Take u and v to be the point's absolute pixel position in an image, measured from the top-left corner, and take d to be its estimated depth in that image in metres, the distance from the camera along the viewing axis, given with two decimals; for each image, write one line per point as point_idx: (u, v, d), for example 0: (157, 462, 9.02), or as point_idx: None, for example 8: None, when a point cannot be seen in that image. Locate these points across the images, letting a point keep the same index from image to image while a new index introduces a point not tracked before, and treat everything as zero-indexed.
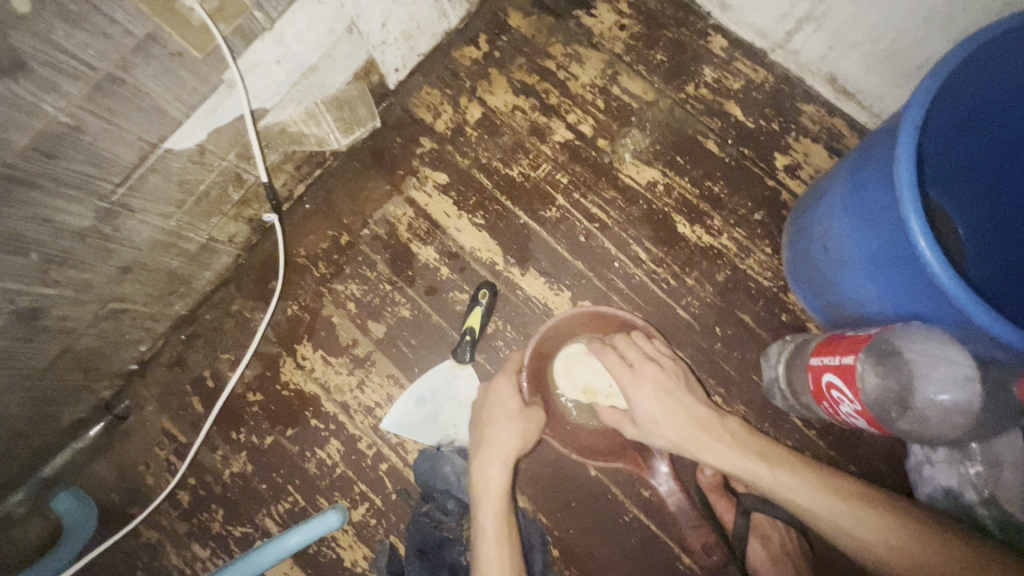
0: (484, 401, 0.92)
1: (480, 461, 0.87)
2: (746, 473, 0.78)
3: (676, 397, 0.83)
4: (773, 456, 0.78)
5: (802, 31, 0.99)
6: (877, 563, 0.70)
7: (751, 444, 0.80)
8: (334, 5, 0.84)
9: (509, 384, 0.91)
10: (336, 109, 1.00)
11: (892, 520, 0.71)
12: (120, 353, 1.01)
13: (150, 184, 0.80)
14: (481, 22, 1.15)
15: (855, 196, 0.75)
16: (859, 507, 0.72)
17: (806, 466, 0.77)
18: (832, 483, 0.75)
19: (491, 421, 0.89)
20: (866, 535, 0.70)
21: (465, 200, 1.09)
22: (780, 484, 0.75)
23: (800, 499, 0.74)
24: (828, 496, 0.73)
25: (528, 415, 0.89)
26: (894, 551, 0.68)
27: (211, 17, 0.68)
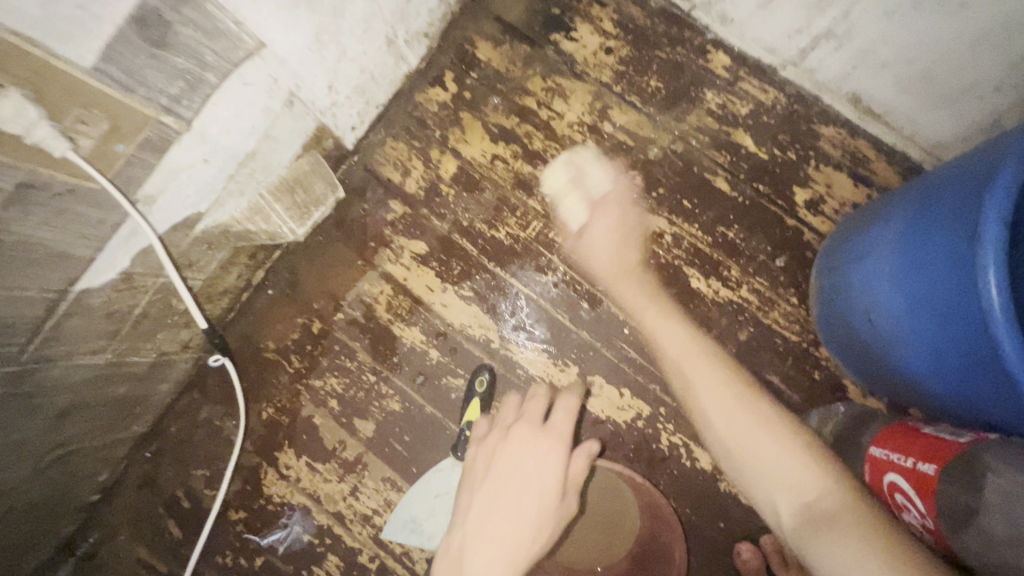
0: (511, 462, 0.70)
1: (467, 554, 0.62)
2: (632, 307, 0.77)
3: (629, 236, 0.86)
4: (701, 355, 0.68)
5: (819, 48, 0.85)
6: (670, 363, 0.70)
7: (684, 339, 0.70)
8: (266, 83, 0.69)
9: (560, 456, 0.70)
10: (287, 194, 0.86)
11: (812, 462, 0.56)
12: (77, 491, 0.89)
13: (71, 327, 0.66)
14: (445, 57, 0.99)
15: (908, 276, 0.63)
16: (756, 420, 0.61)
17: (739, 383, 0.65)
18: (754, 404, 0.62)
19: (518, 493, 0.66)
20: (761, 464, 0.58)
21: (449, 269, 0.95)
22: (650, 319, 0.74)
23: (705, 404, 0.64)
24: (688, 342, 0.70)
25: (562, 509, 0.67)
26: (676, 346, 0.70)
27: (105, 138, 0.54)
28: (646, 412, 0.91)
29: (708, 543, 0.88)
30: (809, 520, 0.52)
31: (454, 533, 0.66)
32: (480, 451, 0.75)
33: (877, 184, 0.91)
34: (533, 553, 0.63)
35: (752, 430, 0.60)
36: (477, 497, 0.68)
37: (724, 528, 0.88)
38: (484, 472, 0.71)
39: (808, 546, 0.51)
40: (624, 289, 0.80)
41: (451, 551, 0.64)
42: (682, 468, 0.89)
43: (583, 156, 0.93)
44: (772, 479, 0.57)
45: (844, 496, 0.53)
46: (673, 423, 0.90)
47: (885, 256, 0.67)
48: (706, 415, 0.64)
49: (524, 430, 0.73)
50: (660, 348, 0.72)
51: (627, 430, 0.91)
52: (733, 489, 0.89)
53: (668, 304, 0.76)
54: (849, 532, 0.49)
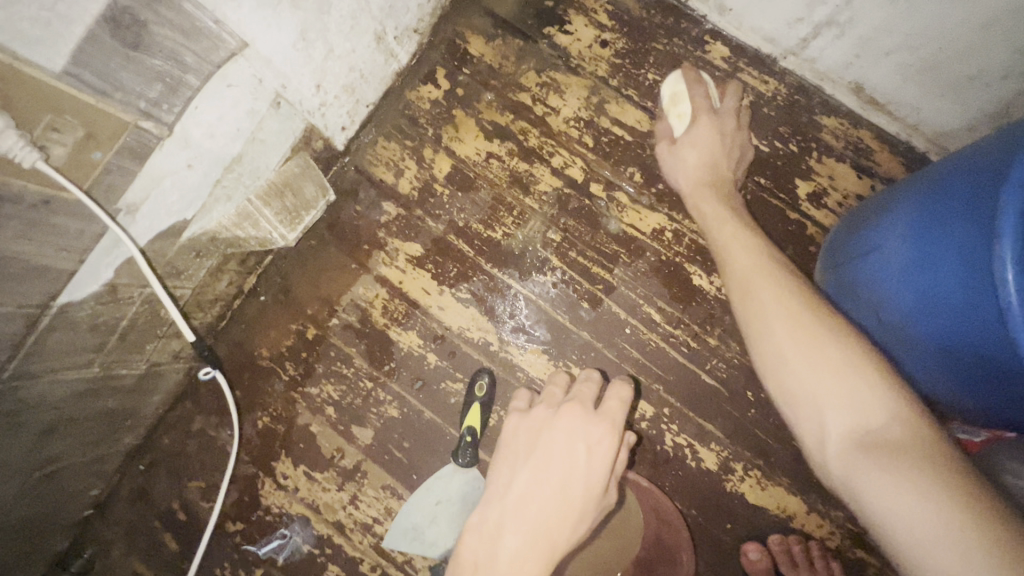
0: (559, 445, 0.66)
1: (504, 533, 0.60)
2: (710, 223, 0.80)
3: (723, 146, 0.85)
4: (767, 277, 0.68)
5: (821, 37, 0.83)
6: (737, 273, 0.72)
7: (752, 264, 0.71)
8: (250, 84, 0.66)
9: (610, 446, 0.66)
10: (277, 198, 0.83)
11: (884, 391, 0.53)
12: (69, 507, 0.87)
13: (54, 342, 0.64)
14: (436, 54, 0.97)
15: (918, 272, 0.61)
16: (829, 345, 0.58)
17: (812, 312, 0.62)
18: (818, 330, 0.60)
19: (564, 476, 0.63)
20: (824, 379, 0.56)
21: (445, 270, 0.93)
22: (726, 237, 0.77)
23: (770, 326, 0.63)
24: (756, 259, 0.72)
25: (601, 503, 0.64)
26: (745, 267, 0.71)
27: (80, 146, 0.51)
28: (649, 413, 0.89)
29: (714, 543, 0.87)
30: (865, 443, 0.51)
31: (490, 507, 0.63)
32: (523, 426, 0.71)
33: (880, 175, 0.89)
34: (570, 540, 0.60)
35: (820, 351, 0.58)
36: (519, 475, 0.65)
37: (730, 528, 0.87)
38: (529, 450, 0.67)
39: (852, 470, 0.51)
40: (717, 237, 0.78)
41: (485, 525, 0.62)
42: (687, 468, 0.88)
43: (673, 82, 0.88)
44: (829, 398, 0.55)
45: (908, 429, 0.49)
46: (677, 423, 0.89)
47: (893, 251, 0.65)
48: (770, 342, 0.62)
49: (575, 412, 0.69)
50: (727, 267, 0.74)
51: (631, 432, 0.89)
52: (739, 489, 0.87)
53: (753, 231, 0.77)
54: (908, 461, 0.47)
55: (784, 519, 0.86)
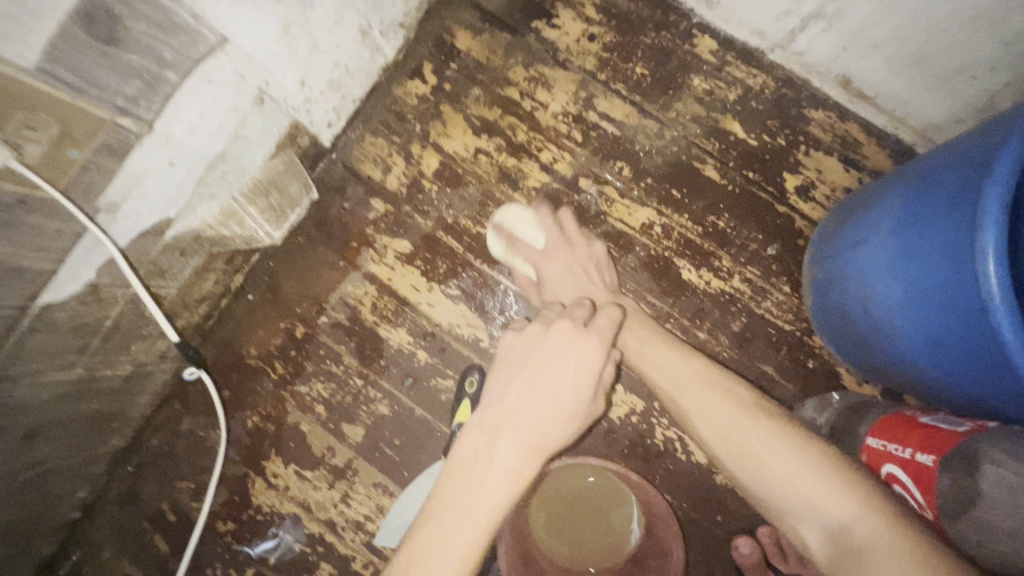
0: (557, 355, 0.60)
1: (500, 444, 0.54)
2: (632, 356, 0.74)
3: (582, 274, 0.83)
4: (706, 391, 0.67)
5: (808, 30, 0.83)
6: (679, 400, 0.68)
7: (686, 372, 0.70)
8: (232, 79, 0.65)
9: (600, 359, 0.61)
10: (262, 196, 0.82)
11: (838, 482, 0.53)
12: (56, 509, 0.86)
13: (36, 343, 0.63)
14: (423, 48, 0.96)
15: (904, 265, 0.61)
16: (766, 448, 0.59)
17: (755, 417, 0.62)
18: (760, 428, 0.61)
19: (558, 386, 0.58)
20: (783, 487, 0.56)
21: (434, 267, 0.93)
22: (653, 364, 0.72)
23: (713, 437, 0.63)
24: (684, 369, 0.70)
25: (591, 411, 0.60)
26: (672, 385, 0.70)
27: (56, 144, 0.50)
28: (639, 407, 0.89)
29: (705, 535, 0.87)
30: (839, 548, 0.50)
31: (485, 411, 0.58)
32: (514, 338, 0.63)
33: (868, 168, 0.89)
34: (563, 446, 0.57)
35: (764, 456, 0.58)
36: (514, 382, 0.59)
37: (721, 521, 0.87)
38: (523, 359, 0.61)
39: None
40: (657, 372, 0.72)
41: (481, 426, 0.56)
42: (677, 462, 0.88)
43: (511, 214, 0.89)
44: (790, 503, 0.55)
45: (869, 517, 0.50)
46: (667, 417, 0.89)
47: (880, 245, 0.65)
48: (727, 446, 0.62)
49: (568, 325, 0.62)
50: (653, 385, 0.73)
51: (621, 426, 0.89)
52: (729, 482, 0.88)
53: (670, 336, 0.75)
54: (880, 562, 0.47)
55: None
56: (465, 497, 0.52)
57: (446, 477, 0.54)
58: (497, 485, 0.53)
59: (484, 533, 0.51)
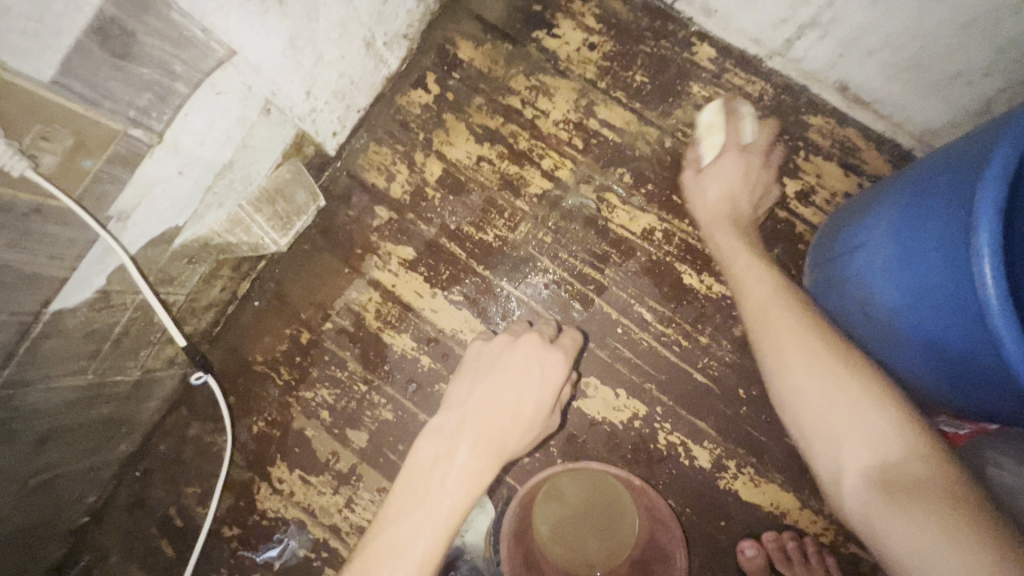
0: (517, 366, 0.68)
1: (461, 443, 0.62)
2: (731, 257, 0.76)
3: (743, 189, 0.82)
4: (790, 311, 0.65)
5: (805, 38, 0.84)
6: (761, 306, 0.67)
7: (765, 297, 0.68)
8: (239, 91, 0.67)
9: (563, 373, 0.69)
10: (268, 204, 0.84)
11: (904, 423, 0.52)
12: (65, 515, 0.87)
13: (47, 349, 0.64)
14: (426, 59, 0.97)
15: (902, 269, 0.62)
16: (838, 373, 0.56)
17: (833, 345, 0.60)
18: (833, 357, 0.58)
19: (520, 394, 0.66)
20: (836, 412, 0.54)
21: (437, 273, 0.94)
22: (739, 273, 0.73)
23: (782, 357, 0.61)
24: (777, 290, 0.68)
25: (548, 419, 0.69)
26: (767, 297, 0.68)
27: (70, 155, 0.52)
28: (642, 412, 0.90)
29: (708, 541, 0.87)
30: (883, 483, 0.49)
31: (449, 416, 0.65)
32: (486, 349, 0.73)
33: (867, 173, 0.90)
34: (520, 448, 0.65)
35: (830, 380, 0.56)
36: (478, 388, 0.67)
37: (725, 526, 0.87)
38: (488, 369, 0.69)
39: (873, 509, 0.49)
40: (748, 288, 0.70)
41: (442, 430, 0.64)
42: (680, 467, 0.88)
43: (741, 109, 0.85)
44: (844, 426, 0.53)
45: (930, 465, 0.48)
46: (670, 421, 0.89)
47: (879, 250, 0.65)
48: (794, 364, 0.59)
49: (534, 341, 0.70)
50: (740, 299, 0.71)
51: (624, 431, 0.89)
52: (733, 487, 0.88)
53: (772, 266, 0.73)
54: (922, 505, 0.46)
55: (778, 515, 0.87)
56: (424, 491, 0.60)
57: (407, 474, 0.62)
58: (455, 484, 0.60)
59: (444, 520, 0.58)
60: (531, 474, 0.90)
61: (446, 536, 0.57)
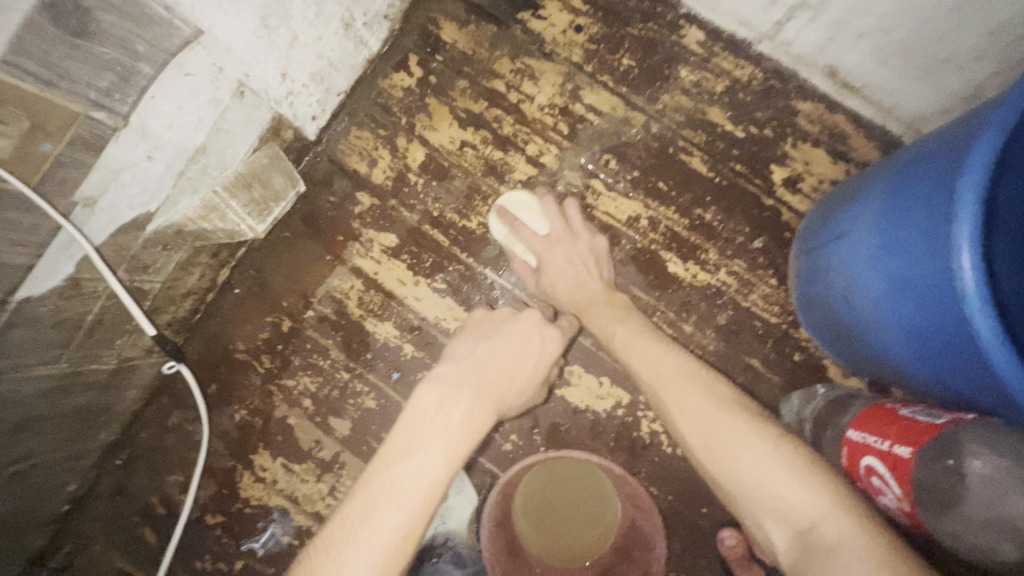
0: (519, 334, 0.72)
1: (465, 391, 0.64)
2: (604, 334, 0.76)
3: (582, 270, 0.82)
4: (680, 384, 0.65)
5: (795, 20, 0.82)
6: (653, 378, 0.67)
7: (660, 365, 0.68)
8: (209, 73, 0.65)
9: (558, 349, 0.75)
10: (245, 190, 0.81)
11: (809, 480, 0.52)
12: (46, 503, 0.86)
13: (17, 338, 0.63)
14: (409, 40, 0.95)
15: (885, 257, 0.61)
16: (738, 440, 0.57)
17: (726, 412, 0.60)
18: (733, 421, 0.59)
19: (519, 360, 0.70)
20: (749, 484, 0.54)
21: (420, 260, 0.93)
22: (625, 343, 0.73)
23: (688, 432, 0.60)
24: (658, 360, 0.68)
25: (539, 389, 0.74)
26: (648, 371, 0.68)
27: (28, 138, 0.50)
28: (625, 400, 0.89)
29: (690, 528, 0.88)
30: (807, 544, 0.49)
31: (453, 367, 0.66)
32: (485, 317, 0.76)
33: (856, 160, 0.88)
34: (510, 409, 0.68)
35: (736, 452, 0.56)
36: (483, 345, 0.69)
37: (706, 513, 0.87)
38: (491, 332, 0.72)
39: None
40: (636, 360, 0.70)
41: (447, 378, 0.65)
42: (663, 455, 0.88)
43: (515, 199, 0.89)
44: (759, 501, 0.54)
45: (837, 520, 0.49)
46: (653, 410, 0.89)
47: (863, 237, 0.65)
48: (702, 441, 0.59)
49: (536, 317, 0.74)
50: (633, 373, 0.70)
51: (607, 419, 0.89)
52: None
53: (639, 320, 0.75)
54: (841, 573, 0.46)
55: None
56: (428, 429, 0.59)
57: (407, 413, 0.61)
58: (460, 429, 0.60)
59: (443, 476, 0.57)
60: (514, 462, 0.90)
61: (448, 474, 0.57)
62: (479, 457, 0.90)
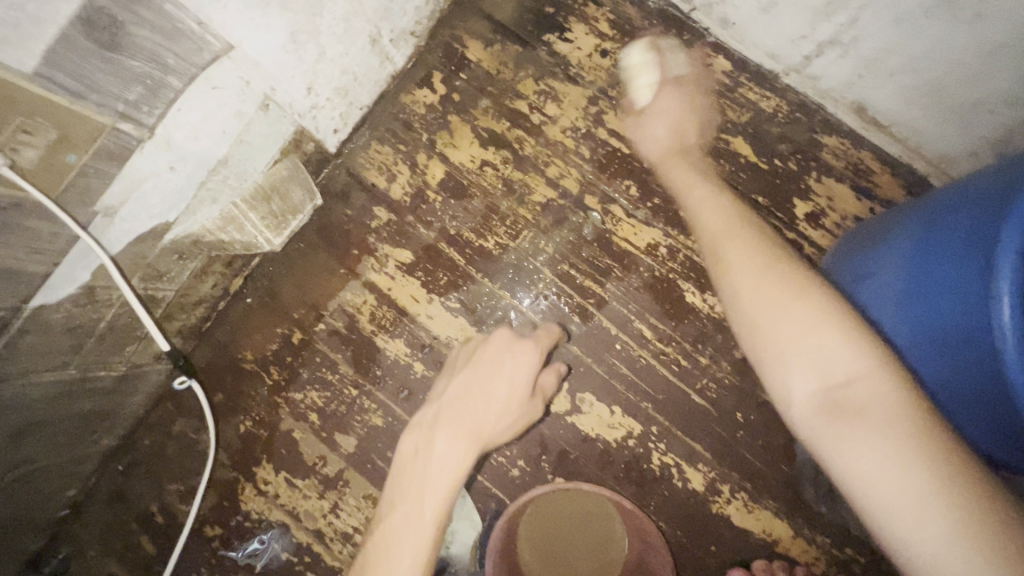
0: (488, 358, 0.72)
1: (438, 433, 0.65)
2: (692, 204, 0.70)
3: (687, 115, 0.83)
4: (739, 236, 0.63)
5: (824, 56, 0.81)
6: (712, 223, 0.66)
7: (720, 223, 0.65)
8: (235, 86, 0.64)
9: (534, 361, 0.73)
10: (263, 202, 0.81)
11: (858, 342, 0.51)
12: (44, 507, 0.85)
13: (28, 345, 0.62)
14: (434, 57, 0.95)
15: (915, 304, 0.59)
16: (790, 297, 0.55)
17: (784, 267, 0.58)
18: (788, 275, 0.57)
19: (491, 383, 0.69)
20: (789, 343, 0.53)
21: (435, 278, 0.92)
22: (694, 199, 0.71)
23: (745, 296, 0.57)
24: (727, 216, 0.66)
25: (527, 405, 0.71)
26: (711, 223, 0.66)
27: (54, 149, 0.50)
28: (636, 430, 0.88)
29: (697, 566, 0.85)
30: (833, 407, 0.49)
31: (429, 409, 0.69)
32: (465, 350, 0.78)
33: (879, 198, 0.87)
34: (501, 433, 0.68)
35: (786, 310, 0.54)
36: (455, 380, 0.71)
37: (714, 550, 0.85)
38: (464, 365, 0.73)
39: (820, 433, 0.49)
40: (704, 217, 0.68)
41: (422, 424, 0.68)
42: (673, 488, 0.87)
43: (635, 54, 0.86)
44: (796, 357, 0.52)
45: (876, 375, 0.49)
46: (665, 442, 0.87)
47: (889, 280, 0.63)
48: (749, 302, 0.57)
49: (506, 335, 0.74)
50: (695, 224, 0.68)
51: (617, 449, 0.88)
52: (725, 511, 0.86)
53: (718, 185, 0.73)
54: (871, 425, 0.46)
55: (769, 543, 0.85)
56: (411, 482, 0.63)
57: (397, 468, 0.66)
58: (438, 470, 0.63)
59: (428, 523, 0.60)
60: (521, 488, 0.88)
61: (439, 515, 0.60)
62: (485, 481, 0.89)
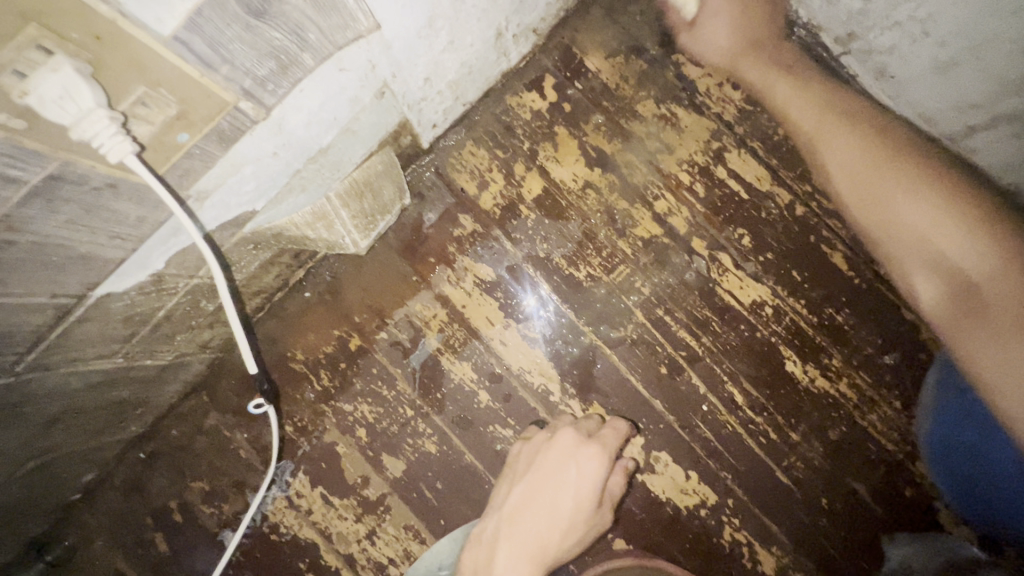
0: (553, 462, 0.73)
1: (499, 548, 0.70)
2: (785, 105, 0.80)
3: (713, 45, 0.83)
4: (847, 135, 0.75)
5: (992, 130, 0.72)
6: (799, 127, 0.80)
7: (814, 131, 0.78)
8: (361, 69, 0.55)
9: (601, 467, 0.72)
10: (356, 199, 0.72)
11: (988, 238, 0.58)
12: (58, 492, 0.77)
13: (82, 333, 0.54)
14: (549, 59, 0.86)
15: None
16: (893, 194, 0.67)
17: (891, 163, 0.69)
18: (891, 178, 0.68)
19: (554, 494, 0.72)
20: (903, 240, 0.66)
21: (514, 302, 0.84)
22: (783, 97, 0.80)
23: (849, 198, 0.74)
24: (823, 114, 0.77)
25: (593, 518, 0.72)
26: (809, 124, 0.78)
27: (169, 125, 0.41)
28: (711, 501, 0.81)
29: None
30: (948, 296, 0.61)
31: (490, 521, 0.73)
32: (523, 446, 0.78)
33: None
34: (566, 549, 0.70)
35: (901, 208, 0.66)
36: (517, 486, 0.74)
37: None
38: (524, 468, 0.75)
39: (945, 322, 0.62)
40: (795, 114, 0.79)
41: (483, 539, 0.72)
42: (741, 569, 0.79)
43: None
44: (910, 255, 0.65)
45: (1007, 271, 0.55)
46: (739, 518, 0.80)
47: None
48: (880, 215, 0.69)
49: (570, 438, 0.74)
50: (795, 125, 0.80)
51: (687, 518, 0.81)
52: None
53: (801, 76, 0.80)
54: (983, 313, 0.57)
55: None
56: None
57: None
58: None
59: None
60: None
61: None
62: None
